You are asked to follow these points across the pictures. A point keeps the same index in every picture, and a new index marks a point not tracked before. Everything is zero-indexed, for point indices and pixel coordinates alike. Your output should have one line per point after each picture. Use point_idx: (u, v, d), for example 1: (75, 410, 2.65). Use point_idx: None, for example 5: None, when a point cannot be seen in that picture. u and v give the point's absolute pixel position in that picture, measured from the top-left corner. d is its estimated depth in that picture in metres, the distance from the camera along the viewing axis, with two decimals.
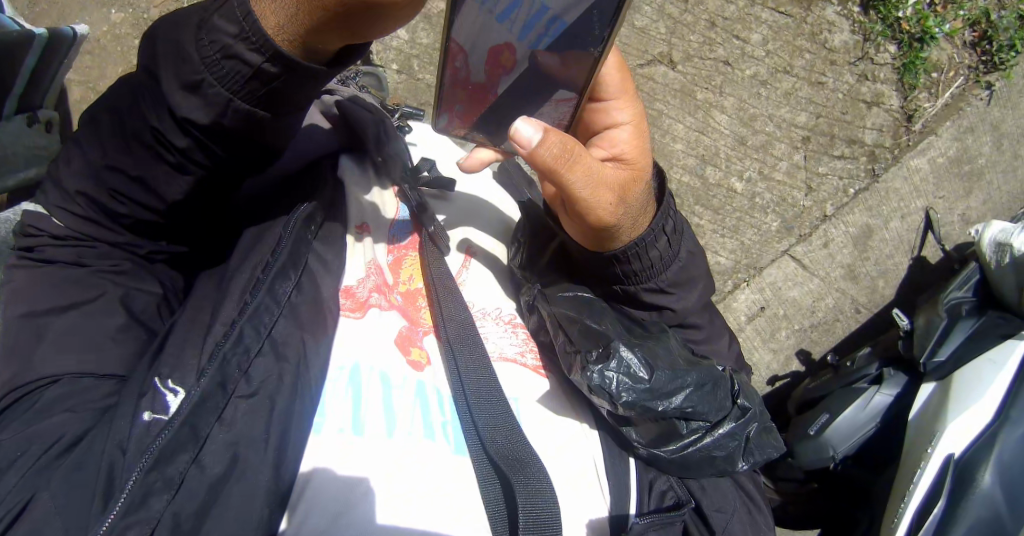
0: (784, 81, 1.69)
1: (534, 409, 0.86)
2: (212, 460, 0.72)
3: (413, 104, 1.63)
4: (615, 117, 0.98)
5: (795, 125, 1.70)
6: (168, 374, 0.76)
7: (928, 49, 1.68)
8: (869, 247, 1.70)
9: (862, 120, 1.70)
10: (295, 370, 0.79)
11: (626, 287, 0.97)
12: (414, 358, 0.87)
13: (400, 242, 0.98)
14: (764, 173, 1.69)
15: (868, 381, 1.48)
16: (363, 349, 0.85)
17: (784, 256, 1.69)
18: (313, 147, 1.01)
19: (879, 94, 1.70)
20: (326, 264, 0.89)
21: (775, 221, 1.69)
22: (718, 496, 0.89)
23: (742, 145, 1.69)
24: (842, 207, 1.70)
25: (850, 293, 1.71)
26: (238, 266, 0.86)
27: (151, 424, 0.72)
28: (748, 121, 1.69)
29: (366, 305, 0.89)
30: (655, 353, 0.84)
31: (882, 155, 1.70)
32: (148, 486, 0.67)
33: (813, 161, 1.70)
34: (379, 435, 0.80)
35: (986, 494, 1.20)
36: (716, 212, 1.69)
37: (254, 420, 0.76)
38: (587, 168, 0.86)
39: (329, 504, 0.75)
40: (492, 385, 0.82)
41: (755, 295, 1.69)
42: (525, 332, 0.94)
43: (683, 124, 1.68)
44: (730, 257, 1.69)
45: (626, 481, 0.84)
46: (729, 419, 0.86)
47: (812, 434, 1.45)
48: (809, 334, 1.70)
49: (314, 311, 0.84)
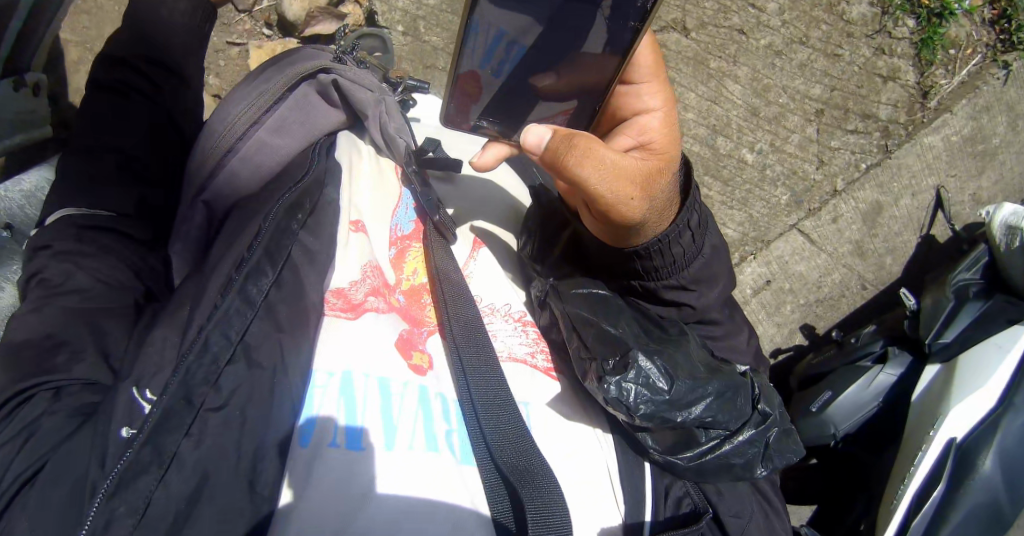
0: (799, 52, 1.62)
1: (543, 415, 0.82)
2: (177, 479, 0.67)
3: (417, 65, 1.56)
4: (645, 103, 0.95)
5: (809, 97, 1.63)
6: (146, 383, 0.69)
7: (947, 24, 1.61)
8: (878, 224, 1.64)
9: (877, 95, 1.64)
10: (271, 377, 0.74)
11: (646, 282, 0.92)
12: (416, 362, 0.83)
13: (403, 232, 0.95)
14: (776, 145, 1.63)
15: (872, 359, 1.43)
16: (357, 352, 0.80)
17: (792, 231, 1.64)
18: (310, 132, 0.94)
19: (895, 69, 1.63)
20: (314, 260, 0.82)
21: (784, 194, 1.64)
22: (735, 502, 0.86)
23: (754, 116, 1.63)
24: (852, 183, 1.64)
25: (858, 271, 1.66)
26: (217, 260, 0.79)
27: (129, 440, 0.65)
28: (762, 91, 1.62)
29: (361, 307, 0.84)
30: (675, 362, 0.80)
31: (895, 131, 1.64)
32: (111, 513, 0.63)
33: (826, 135, 1.64)
34: (378, 445, 0.76)
35: (986, 479, 1.18)
36: (725, 184, 1.63)
37: (226, 436, 0.71)
38: (602, 162, 0.82)
39: (336, 503, 0.73)
40: (499, 395, 0.77)
41: (761, 268, 1.63)
42: (535, 330, 0.90)
43: (694, 93, 1.61)
44: (738, 230, 1.64)
45: (640, 487, 0.81)
46: (750, 426, 0.83)
47: (813, 411, 1.41)
48: (814, 309, 1.66)
49: (296, 313, 0.78)
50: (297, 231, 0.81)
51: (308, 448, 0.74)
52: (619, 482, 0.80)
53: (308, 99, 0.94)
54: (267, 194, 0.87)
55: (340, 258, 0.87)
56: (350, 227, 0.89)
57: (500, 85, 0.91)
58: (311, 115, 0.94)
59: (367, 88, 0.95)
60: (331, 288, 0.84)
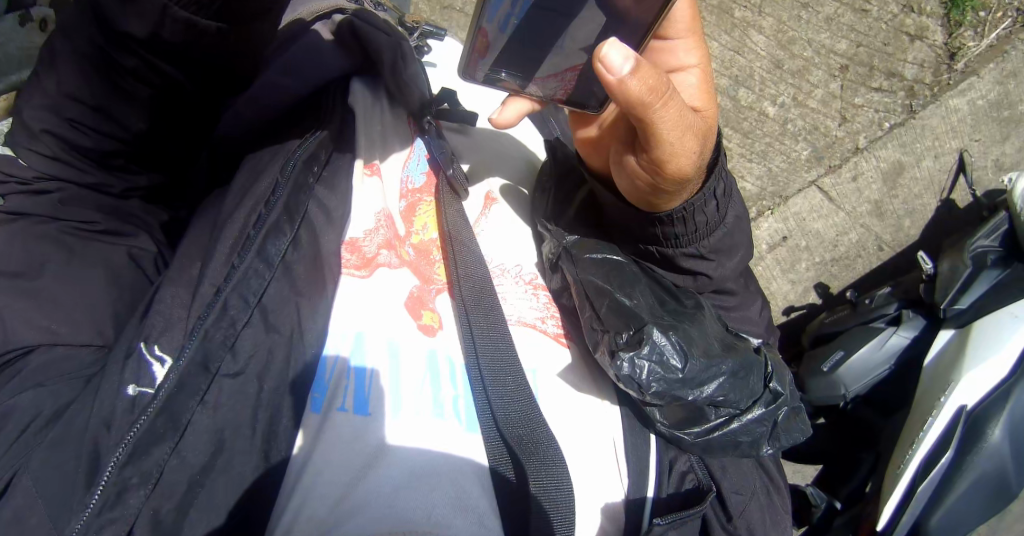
0: (826, 5, 1.56)
1: (552, 383, 0.81)
2: (190, 451, 0.67)
3: (433, 5, 1.50)
4: (682, 59, 0.91)
5: (835, 53, 1.57)
6: (154, 339, 0.68)
7: None
8: (898, 185, 1.59)
9: (903, 53, 1.57)
10: (287, 342, 0.75)
11: (663, 249, 0.89)
12: (425, 322, 0.80)
13: (414, 186, 0.90)
14: (799, 99, 1.58)
15: (885, 321, 1.39)
16: (371, 314, 0.79)
17: (812, 187, 1.59)
18: (322, 75, 0.84)
19: (923, 28, 1.56)
20: (329, 213, 0.81)
21: (805, 150, 1.59)
22: (738, 478, 0.85)
23: (777, 69, 1.57)
24: (875, 141, 1.58)
25: (875, 231, 1.61)
26: (230, 213, 0.76)
27: (136, 399, 0.64)
28: (787, 43, 1.56)
29: (374, 262, 0.82)
30: (690, 338, 0.78)
31: (921, 91, 1.58)
32: (123, 483, 0.61)
33: (850, 92, 1.58)
34: (386, 410, 0.75)
35: (995, 450, 1.15)
36: (745, 136, 1.58)
37: (239, 403, 0.71)
38: (677, 106, 0.77)
39: (338, 474, 0.71)
40: (502, 354, 0.76)
41: (779, 224, 1.60)
42: (546, 294, 0.87)
43: (717, 43, 1.56)
44: (757, 184, 1.60)
45: (645, 457, 0.80)
46: (759, 405, 0.82)
47: (825, 371, 1.39)
48: (830, 268, 1.62)
49: (313, 269, 0.78)
50: (312, 187, 0.79)
51: (318, 414, 0.75)
52: (625, 462, 0.79)
53: (315, 39, 0.82)
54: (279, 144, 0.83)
55: (354, 206, 0.85)
56: (366, 170, 0.88)
57: (506, 39, 0.82)
58: (321, 56, 0.83)
59: (384, 31, 0.82)
60: (346, 241, 0.83)
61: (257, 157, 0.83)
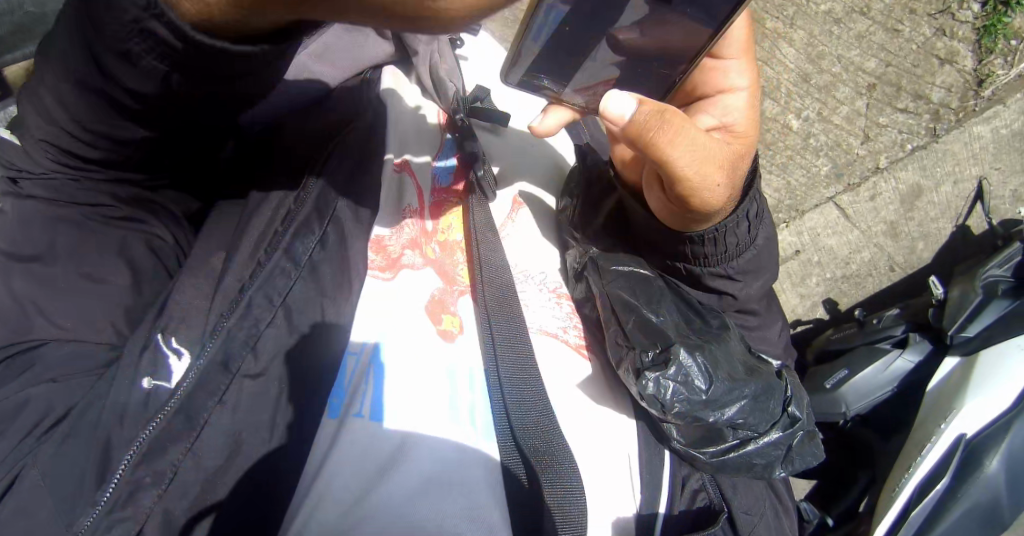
0: (858, 22, 1.55)
1: (572, 395, 0.81)
2: (208, 445, 0.67)
3: None
4: (729, 82, 0.92)
5: (862, 71, 1.56)
6: (174, 330, 0.69)
7: (1013, 14, 1.52)
8: (915, 207, 1.58)
9: (931, 75, 1.55)
10: (305, 339, 0.74)
11: (690, 266, 0.89)
12: (445, 327, 0.80)
13: (443, 184, 0.88)
14: (823, 115, 1.57)
15: (891, 343, 1.38)
16: (393, 321, 0.78)
17: (829, 203, 1.58)
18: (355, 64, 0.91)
19: (953, 52, 1.55)
20: (359, 212, 0.82)
21: (825, 165, 1.58)
22: (749, 499, 0.85)
23: (805, 82, 1.56)
24: (895, 162, 1.57)
25: (888, 251, 1.59)
26: (255, 209, 0.78)
27: (151, 393, 0.66)
28: (815, 58, 1.55)
29: (398, 264, 0.82)
30: (715, 360, 0.78)
31: (946, 116, 1.56)
32: (137, 482, 0.62)
33: (875, 111, 1.57)
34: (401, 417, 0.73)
35: (990, 479, 1.15)
36: (766, 148, 1.57)
37: (259, 403, 0.71)
38: (691, 139, 0.78)
39: (349, 481, 0.69)
40: (524, 364, 0.75)
41: (793, 238, 1.59)
42: (570, 304, 0.87)
43: None
44: (774, 196, 1.59)
45: (659, 473, 0.80)
46: (777, 428, 0.82)
47: (828, 388, 1.37)
48: (840, 285, 1.61)
49: (339, 265, 0.78)
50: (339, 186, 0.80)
51: (335, 420, 0.73)
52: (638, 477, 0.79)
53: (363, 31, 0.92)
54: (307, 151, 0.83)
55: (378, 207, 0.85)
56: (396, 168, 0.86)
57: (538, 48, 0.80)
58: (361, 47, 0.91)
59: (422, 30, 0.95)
60: (373, 238, 0.82)
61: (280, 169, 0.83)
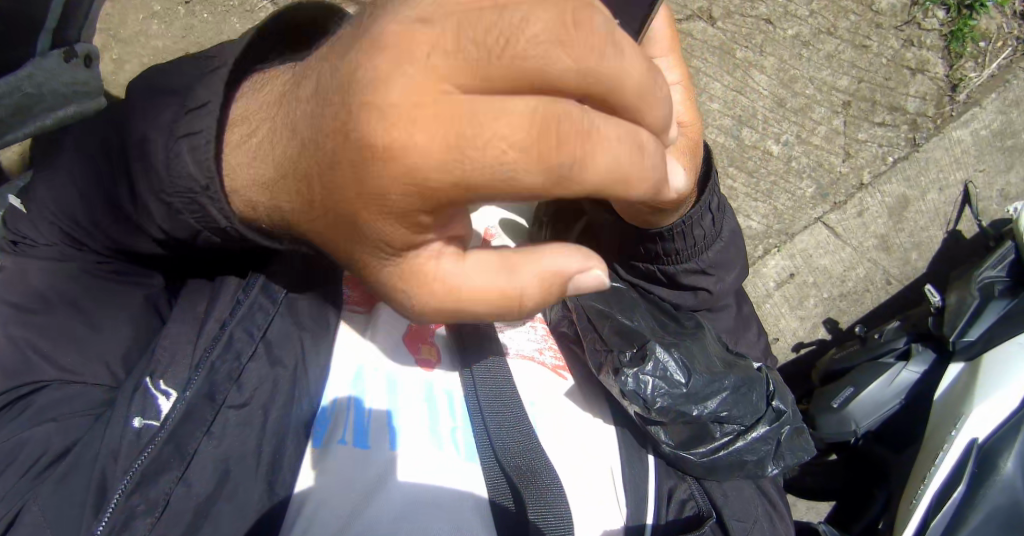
0: (827, 42, 1.60)
1: (549, 416, 0.81)
2: (199, 478, 0.67)
3: None
4: (665, 78, 0.91)
5: (836, 89, 1.60)
6: (160, 372, 0.70)
7: (978, 17, 1.58)
8: (904, 218, 1.60)
9: (905, 87, 1.60)
10: (292, 376, 0.76)
11: (663, 266, 0.92)
12: (423, 356, 0.83)
13: None
14: (802, 136, 1.60)
15: (895, 355, 1.37)
16: (370, 351, 0.81)
17: (818, 224, 1.60)
18: None
19: (924, 61, 1.60)
20: None
21: (810, 187, 1.60)
22: (740, 506, 0.87)
23: (780, 107, 1.59)
24: (879, 175, 1.60)
25: (882, 264, 1.61)
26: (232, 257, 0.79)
27: (141, 431, 0.66)
28: (788, 82, 1.59)
29: (373, 299, 0.85)
30: (692, 356, 0.86)
31: (924, 124, 1.60)
32: (130, 510, 0.62)
33: (853, 127, 1.61)
34: (381, 446, 0.74)
35: (1008, 482, 1.14)
36: (750, 175, 1.60)
37: (245, 434, 0.71)
38: (656, 138, 0.83)
39: (338, 503, 0.71)
40: (500, 388, 0.78)
41: (786, 261, 1.60)
42: (543, 327, 0.90)
43: (719, 83, 1.58)
44: (762, 222, 1.60)
45: (641, 489, 0.82)
46: (763, 422, 0.89)
47: (835, 407, 1.37)
48: (837, 303, 1.61)
49: (318, 306, 0.80)
50: None
51: (319, 447, 0.74)
52: (622, 489, 0.81)
53: None
54: None
55: None
56: None
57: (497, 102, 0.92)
58: None
59: None
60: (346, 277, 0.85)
61: None
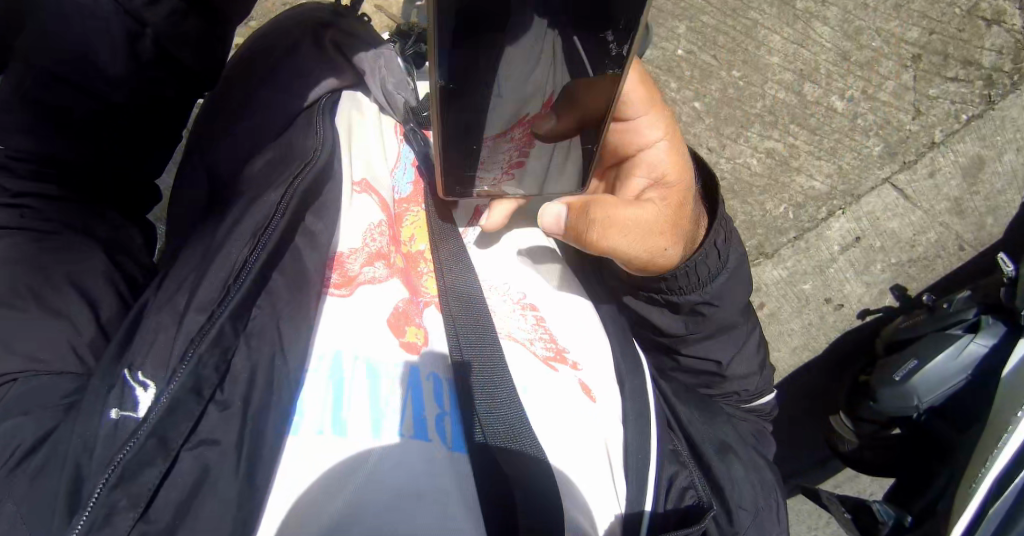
0: None
1: (540, 401, 0.83)
2: (181, 471, 0.66)
3: None
4: (646, 137, 0.96)
5: (905, 42, 1.47)
6: (138, 364, 0.68)
7: None
8: (979, 180, 1.48)
9: (980, 39, 1.47)
10: (272, 363, 0.75)
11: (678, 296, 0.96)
12: (409, 339, 0.82)
13: (403, 196, 0.94)
14: (868, 92, 1.47)
15: (963, 328, 1.27)
16: (354, 332, 0.79)
17: (885, 185, 1.48)
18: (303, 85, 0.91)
19: (1000, 11, 1.46)
20: (317, 239, 0.82)
21: (877, 145, 1.48)
22: (746, 495, 0.93)
23: (844, 61, 1.46)
24: (952, 134, 1.48)
25: (955, 230, 1.50)
26: (222, 237, 0.76)
27: (118, 422, 0.64)
28: (853, 35, 1.46)
29: (356, 281, 0.83)
30: None
31: (1000, 80, 1.47)
32: (111, 506, 0.61)
33: (923, 83, 1.48)
34: (363, 434, 0.74)
35: None
36: (812, 132, 1.48)
37: (227, 426, 0.71)
38: (624, 212, 0.88)
39: (322, 491, 0.71)
40: (494, 372, 0.77)
41: (850, 225, 1.48)
42: (535, 316, 0.90)
43: (779, 35, 1.45)
44: (826, 183, 1.49)
45: (645, 473, 0.84)
46: None
47: (897, 380, 1.29)
48: (907, 269, 1.50)
49: (295, 285, 0.79)
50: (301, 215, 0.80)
51: (297, 435, 0.73)
52: (623, 481, 0.83)
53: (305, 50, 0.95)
54: (269, 181, 0.81)
55: (343, 219, 0.86)
56: (356, 188, 0.88)
57: None
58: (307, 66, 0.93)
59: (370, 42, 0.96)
60: (333, 255, 0.84)
61: (252, 188, 0.82)
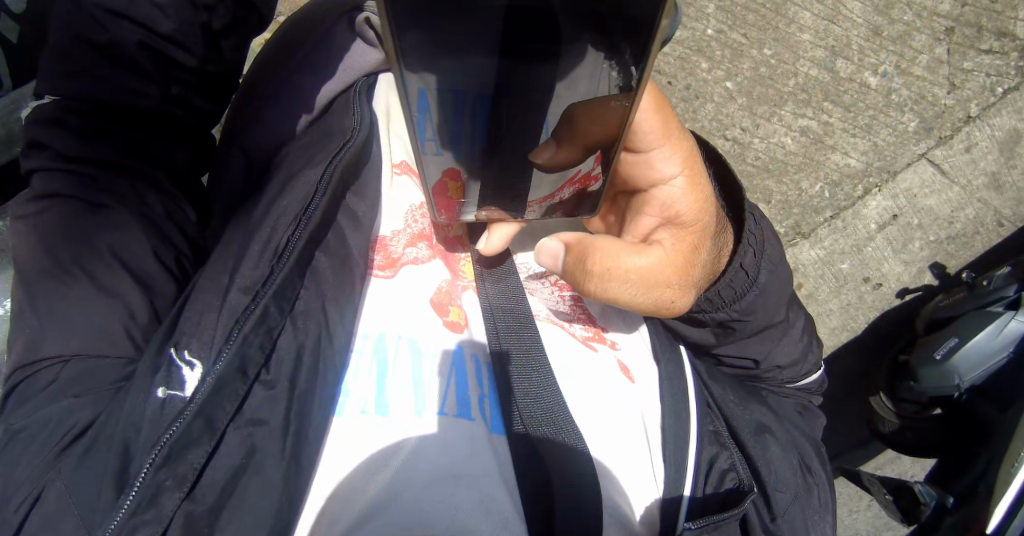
0: None
1: (580, 382, 0.83)
2: (225, 451, 0.67)
3: None
4: (660, 172, 0.86)
5: (939, 14, 1.42)
6: (185, 344, 0.70)
7: None
8: (1016, 153, 1.45)
9: (1014, 9, 1.43)
10: (316, 345, 0.76)
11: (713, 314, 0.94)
12: (452, 319, 0.83)
13: None
14: (902, 67, 1.42)
15: (1004, 305, 1.24)
16: (396, 314, 0.80)
17: (922, 160, 1.44)
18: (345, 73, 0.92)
19: None
20: (359, 223, 0.82)
21: (912, 121, 1.44)
22: (782, 479, 0.90)
23: (877, 36, 1.42)
24: (988, 108, 1.44)
25: (993, 205, 1.47)
26: (263, 219, 0.77)
27: (165, 401, 0.66)
28: (885, 8, 1.41)
29: (399, 262, 0.84)
30: None
31: None
32: (157, 486, 0.62)
33: (958, 55, 1.43)
34: (405, 414, 0.74)
35: None
36: (846, 109, 1.43)
37: (271, 407, 0.71)
38: (625, 264, 0.83)
39: (363, 471, 0.71)
40: (531, 352, 0.79)
41: (887, 202, 1.45)
42: (571, 296, 0.91)
43: (810, 12, 1.41)
44: (861, 160, 1.45)
45: (683, 454, 0.83)
46: None
47: (938, 359, 1.27)
48: (946, 246, 1.47)
49: (339, 268, 0.80)
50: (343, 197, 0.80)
51: (342, 416, 0.74)
52: (659, 464, 0.82)
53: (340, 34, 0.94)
54: (307, 164, 0.81)
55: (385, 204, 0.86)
56: (396, 169, 0.88)
57: None
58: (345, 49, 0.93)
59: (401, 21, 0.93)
60: (375, 239, 0.84)
61: (288, 172, 0.83)
